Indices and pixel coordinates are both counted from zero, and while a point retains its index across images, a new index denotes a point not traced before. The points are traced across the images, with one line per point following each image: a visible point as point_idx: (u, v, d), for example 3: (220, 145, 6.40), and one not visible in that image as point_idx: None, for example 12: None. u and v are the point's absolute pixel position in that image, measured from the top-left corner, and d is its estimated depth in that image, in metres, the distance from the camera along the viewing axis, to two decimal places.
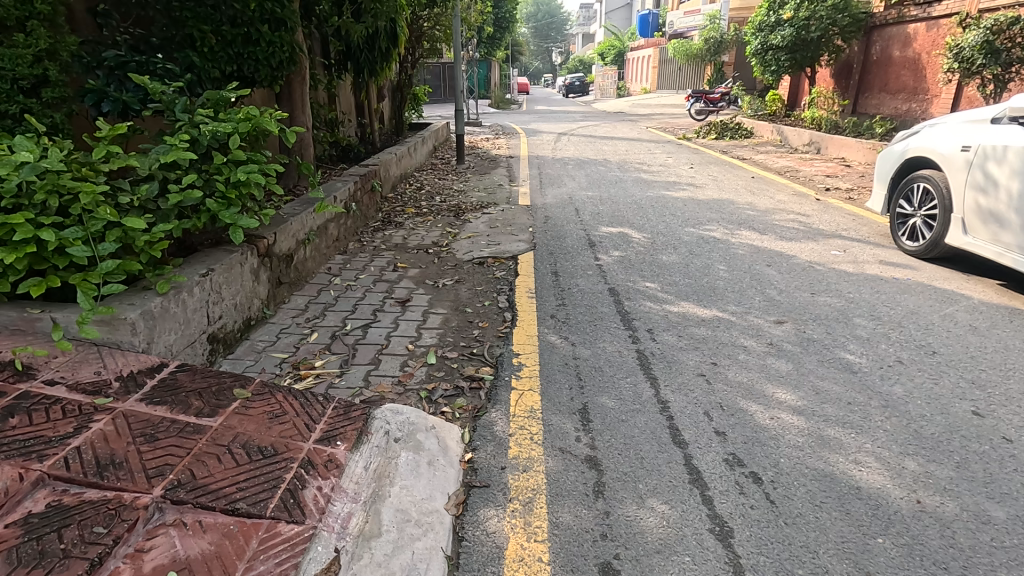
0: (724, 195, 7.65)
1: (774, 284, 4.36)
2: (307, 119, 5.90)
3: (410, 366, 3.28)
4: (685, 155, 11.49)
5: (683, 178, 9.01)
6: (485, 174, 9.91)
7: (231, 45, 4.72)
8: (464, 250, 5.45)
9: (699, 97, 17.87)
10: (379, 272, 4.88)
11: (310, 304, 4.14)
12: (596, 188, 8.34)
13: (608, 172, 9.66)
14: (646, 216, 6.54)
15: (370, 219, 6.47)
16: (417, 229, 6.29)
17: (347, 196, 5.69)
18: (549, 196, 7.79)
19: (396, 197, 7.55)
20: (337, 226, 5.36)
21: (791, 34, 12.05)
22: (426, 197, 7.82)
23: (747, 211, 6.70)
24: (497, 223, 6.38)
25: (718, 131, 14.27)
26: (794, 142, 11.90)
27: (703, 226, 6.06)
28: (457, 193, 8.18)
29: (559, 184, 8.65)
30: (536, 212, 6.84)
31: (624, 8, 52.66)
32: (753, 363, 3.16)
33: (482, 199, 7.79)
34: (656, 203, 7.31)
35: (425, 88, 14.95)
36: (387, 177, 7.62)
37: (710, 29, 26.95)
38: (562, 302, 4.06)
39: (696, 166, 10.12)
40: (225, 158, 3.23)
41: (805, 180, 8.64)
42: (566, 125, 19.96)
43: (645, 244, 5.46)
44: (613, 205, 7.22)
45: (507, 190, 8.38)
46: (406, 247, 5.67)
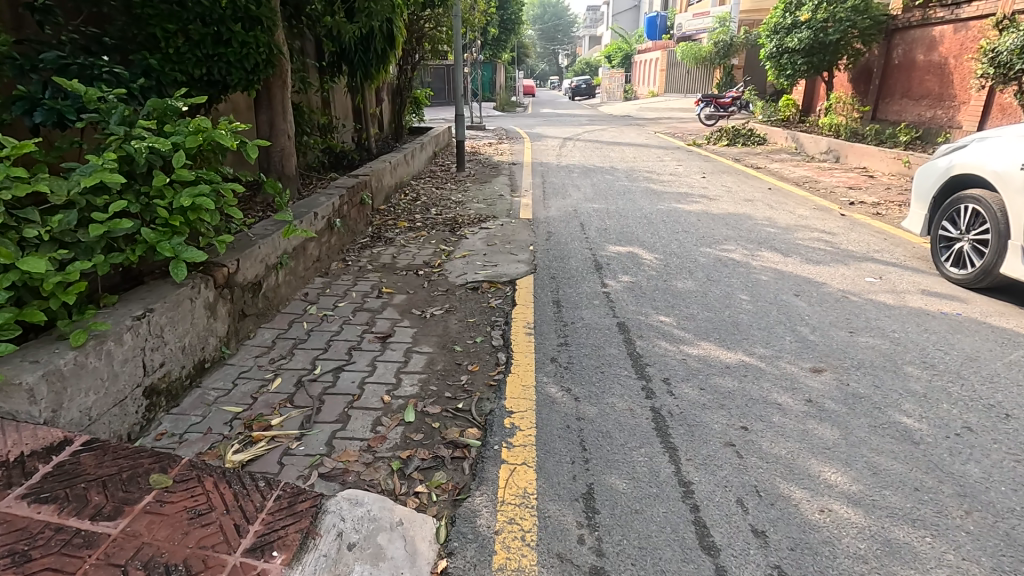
0: (740, 209, 7.13)
1: (805, 318, 3.84)
2: (289, 127, 5.41)
3: (383, 426, 2.78)
4: (696, 163, 10.97)
5: (695, 189, 8.50)
6: (487, 182, 9.42)
7: (200, 45, 4.27)
8: (457, 273, 4.95)
9: (709, 101, 17.35)
10: (361, 298, 4.39)
11: (278, 339, 3.65)
12: (603, 199, 7.83)
13: (616, 182, 9.16)
14: (657, 233, 6.03)
15: (358, 234, 5.99)
16: (408, 246, 5.81)
17: (331, 212, 5.21)
18: (553, 209, 7.29)
19: (389, 209, 7.06)
20: (318, 246, 4.88)
21: (808, 36, 11.52)
22: (421, 208, 7.34)
23: (766, 228, 6.18)
24: (495, 240, 5.89)
25: (729, 137, 13.74)
26: (811, 149, 11.36)
27: (720, 246, 5.56)
28: (455, 205, 7.69)
29: (564, 195, 8.15)
30: (538, 227, 6.35)
31: (632, 10, 52.14)
32: (791, 427, 2.64)
33: (480, 211, 7.29)
34: (667, 217, 6.81)
35: (426, 91, 14.49)
36: (380, 187, 7.14)
37: (720, 32, 26.36)
38: (564, 341, 3.56)
39: (708, 176, 9.60)
40: (168, 178, 2.75)
41: (826, 192, 8.10)
42: (571, 129, 19.47)
43: (657, 266, 4.96)
44: (621, 220, 6.72)
45: (508, 201, 7.89)
46: (394, 267, 5.18)
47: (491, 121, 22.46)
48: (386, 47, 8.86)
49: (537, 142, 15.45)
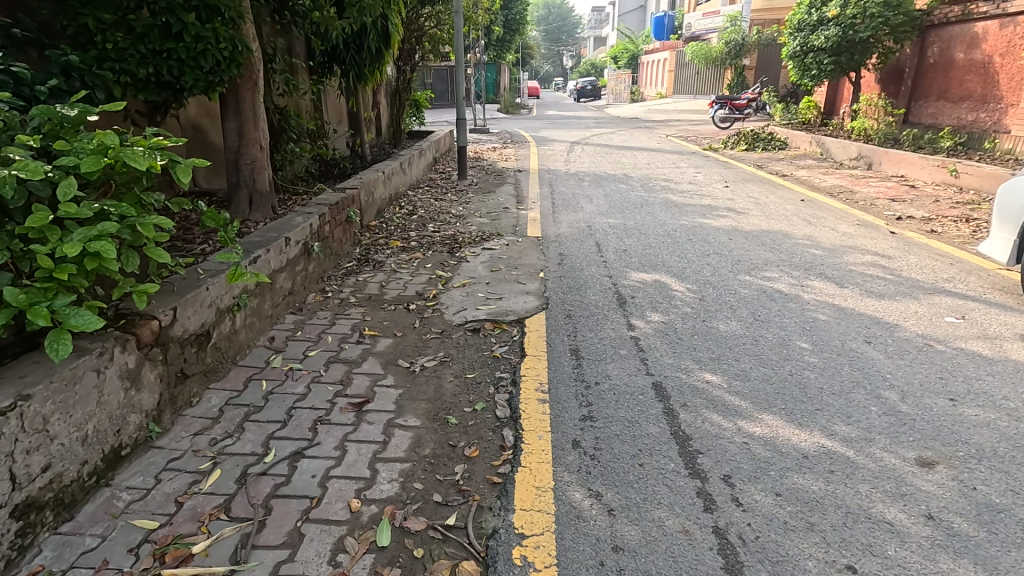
0: (774, 225, 6.36)
1: (888, 377, 3.08)
2: (262, 136, 4.66)
3: (346, 554, 2.03)
4: (716, 170, 10.21)
5: (719, 200, 7.74)
6: (491, 192, 8.67)
7: (146, 38, 3.60)
8: (455, 308, 4.20)
9: (723, 103, 16.57)
10: (338, 344, 3.63)
11: (227, 407, 2.91)
12: (618, 213, 7.07)
13: (631, 192, 8.41)
14: (685, 255, 5.28)
15: (343, 257, 5.25)
16: (400, 272, 5.05)
17: (308, 235, 4.48)
18: (563, 226, 6.53)
19: (380, 225, 6.32)
20: (290, 276, 4.14)
21: (836, 34, 10.74)
22: (416, 224, 6.58)
23: (810, 250, 5.41)
24: (499, 264, 5.13)
25: (748, 142, 12.97)
26: (839, 155, 10.59)
27: (761, 272, 4.80)
28: (455, 219, 6.93)
29: (575, 208, 7.39)
30: (547, 248, 5.59)
31: (637, 11, 51.43)
32: (919, 571, 1.87)
33: (483, 226, 6.54)
34: (694, 234, 6.05)
35: (427, 93, 13.79)
36: (371, 201, 6.40)
37: (732, 32, 25.59)
38: (588, 413, 2.80)
39: (732, 185, 8.84)
40: (52, 216, 2.03)
41: (866, 205, 7.32)
42: (578, 132, 18.74)
43: (691, 301, 4.18)
44: (642, 238, 5.97)
45: (514, 215, 7.13)
46: (382, 300, 4.44)
47: (495, 125, 21.76)
48: (383, 46, 8.25)
49: (544, 146, 14.73)
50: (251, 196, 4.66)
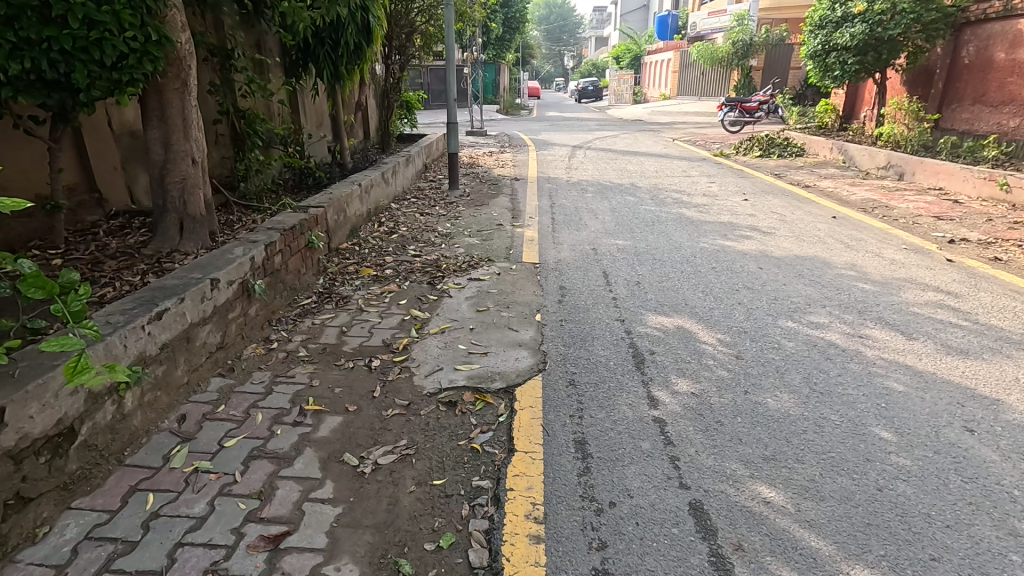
0: (808, 250, 5.50)
1: (1016, 495, 2.22)
2: (194, 147, 3.81)
3: None
4: (731, 180, 9.37)
5: (739, 217, 6.87)
6: (484, 205, 7.79)
7: (16, 21, 2.67)
8: (428, 369, 3.32)
9: (733, 106, 15.69)
10: (268, 427, 2.77)
11: (85, 543, 2.05)
12: (628, 232, 6.20)
13: (640, 206, 7.55)
14: (710, 291, 4.41)
15: (301, 290, 4.40)
16: (367, 311, 4.19)
17: (249, 271, 3.62)
18: (565, 248, 5.67)
19: (352, 248, 5.46)
20: (219, 328, 3.27)
21: (861, 32, 9.86)
22: (395, 245, 5.72)
23: (858, 284, 4.55)
24: (489, 302, 4.26)
25: (763, 147, 12.13)
26: (864, 164, 9.72)
27: (806, 316, 3.95)
28: (441, 238, 6.05)
29: (577, 226, 6.52)
30: (546, 280, 4.71)
31: (640, 10, 50.57)
32: None
33: (472, 249, 5.67)
34: (717, 262, 5.17)
35: (420, 94, 12.97)
36: (342, 219, 5.55)
37: (739, 31, 24.67)
38: (601, 566, 1.94)
39: (751, 197, 7.99)
40: None
41: (908, 223, 6.46)
42: (580, 135, 17.87)
43: (726, 362, 3.31)
44: (656, 264, 5.12)
45: (508, 234, 6.26)
46: (339, 354, 3.56)
47: (494, 126, 20.89)
48: (363, 43, 7.46)
49: (544, 151, 13.89)
50: (182, 220, 3.81)
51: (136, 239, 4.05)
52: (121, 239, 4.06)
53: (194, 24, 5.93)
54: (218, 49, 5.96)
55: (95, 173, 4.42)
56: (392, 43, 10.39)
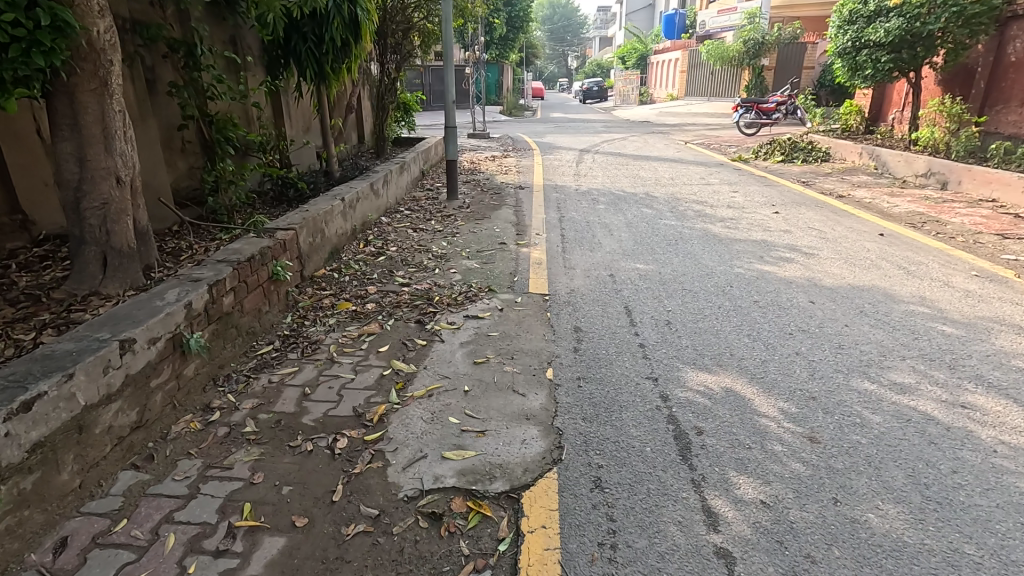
0: (862, 278, 4.70)
1: None
2: (120, 163, 3.04)
3: None
4: (754, 188, 8.59)
5: (774, 234, 6.07)
6: (484, 218, 7.02)
7: None
8: (407, 457, 2.55)
9: (749, 107, 14.90)
10: (179, 560, 1.99)
11: None
12: (649, 254, 5.41)
13: (659, 221, 6.76)
14: (758, 337, 3.62)
15: (260, 334, 3.63)
16: (340, 363, 3.42)
17: (183, 321, 2.85)
18: (577, 274, 4.88)
19: (329, 275, 4.70)
20: (133, 405, 2.50)
21: (898, 26, 8.93)
22: (381, 270, 4.95)
23: (936, 325, 3.77)
24: (488, 351, 3.50)
25: (785, 152, 11.34)
26: (900, 171, 8.93)
27: (884, 373, 3.16)
28: (434, 261, 5.28)
29: (591, 245, 5.73)
30: (557, 318, 3.93)
31: (646, 9, 49.72)
32: None
33: (470, 275, 4.90)
34: (759, 293, 4.38)
35: (418, 95, 12.22)
36: (319, 241, 4.79)
37: (750, 30, 23.80)
38: None
39: (781, 209, 7.21)
40: None
41: (968, 242, 5.66)
42: (587, 138, 17.05)
43: (799, 449, 2.52)
44: (686, 296, 4.34)
45: (512, 256, 5.47)
46: (296, 428, 2.79)
47: (496, 128, 20.11)
48: (350, 39, 6.72)
49: (549, 154, 13.13)
50: (105, 254, 3.04)
51: (54, 275, 3.29)
52: (35, 276, 3.29)
53: (153, 15, 5.17)
54: (180, 44, 5.20)
55: (18, 192, 3.64)
56: (386, 40, 9.62)
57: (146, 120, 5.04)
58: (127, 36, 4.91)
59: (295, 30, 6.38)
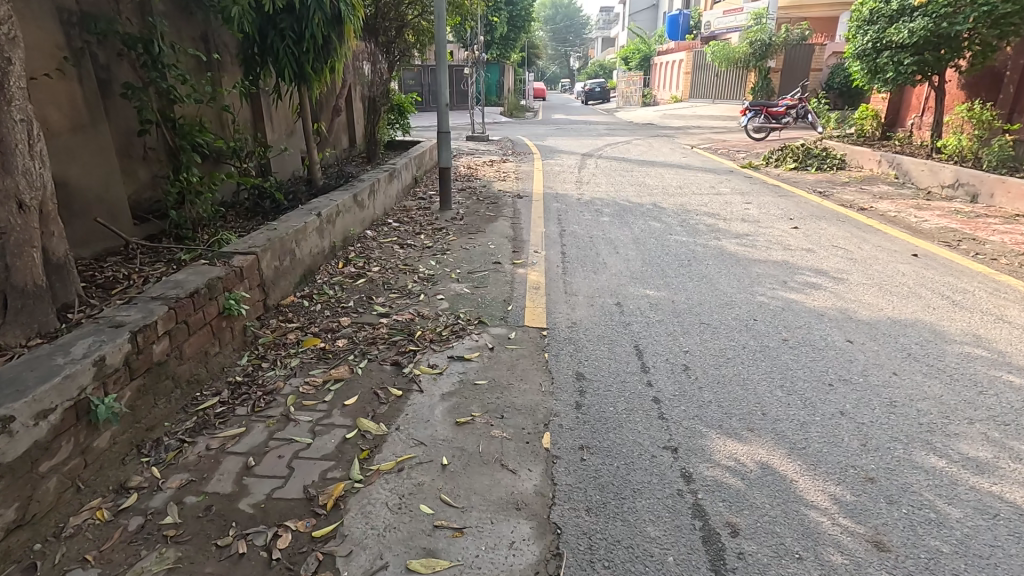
0: (903, 310, 4.15)
1: None
2: (22, 184, 2.51)
3: None
4: (769, 199, 8.05)
5: (796, 253, 5.52)
6: (478, 231, 6.47)
7: None
8: (362, 567, 2.00)
9: (759, 110, 14.36)
10: None
11: None
12: (660, 277, 4.86)
13: (669, 236, 6.22)
14: (793, 389, 3.07)
15: (207, 381, 3.09)
16: (297, 422, 2.86)
17: (92, 382, 2.29)
18: (579, 302, 4.33)
19: (298, 302, 4.15)
20: (10, 499, 1.96)
21: (923, 27, 8.34)
22: (358, 296, 4.40)
23: (1003, 374, 3.20)
24: (474, 407, 2.94)
25: (798, 158, 10.79)
26: (924, 181, 8.39)
27: (954, 443, 2.60)
28: (419, 284, 4.72)
29: (595, 266, 5.19)
30: (556, 362, 3.38)
31: (650, 9, 49.14)
32: None
33: (459, 303, 4.34)
34: (787, 329, 3.83)
35: (414, 97, 11.67)
36: (289, 263, 4.25)
37: (757, 30, 23.18)
38: None
39: (801, 224, 6.66)
40: None
41: (1014, 265, 5.10)
42: (590, 141, 16.59)
43: (864, 562, 1.96)
44: (705, 333, 3.80)
45: (506, 278, 4.92)
46: (230, 518, 2.24)
47: (496, 130, 19.58)
48: (332, 37, 6.17)
49: (550, 159, 12.58)
50: (5, 294, 2.44)
51: None
52: None
53: (106, 8, 4.63)
54: (137, 38, 4.64)
55: None
56: (377, 38, 9.07)
57: (97, 125, 4.49)
58: (74, 31, 4.36)
59: (271, 26, 5.81)
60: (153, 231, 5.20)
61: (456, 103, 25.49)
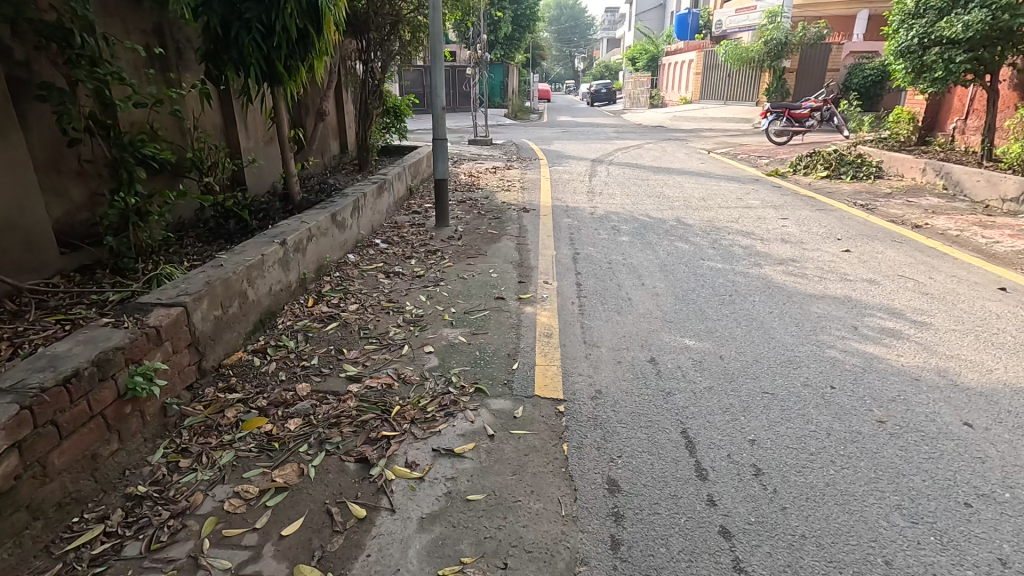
0: (1019, 372, 3.25)
1: None
2: None
3: None
4: (807, 214, 7.16)
5: (857, 286, 4.63)
6: (478, 255, 5.58)
7: None
8: None
9: (780, 113, 13.45)
10: None
11: None
12: (700, 320, 3.97)
13: (701, 262, 5.33)
14: (919, 515, 2.18)
15: (92, 498, 2.21)
16: (208, 572, 1.98)
17: None
18: (603, 358, 3.44)
19: (248, 361, 3.27)
20: None
21: (980, 20, 7.40)
22: (326, 348, 3.52)
23: None
24: (466, 547, 2.06)
25: (829, 165, 9.89)
26: (980, 193, 7.48)
27: None
28: (404, 330, 3.84)
29: (618, 304, 4.29)
30: (580, 461, 2.49)
31: (657, 9, 48.23)
32: None
33: (451, 359, 3.45)
34: (879, 402, 2.93)
35: (412, 98, 10.81)
36: (238, 309, 3.37)
37: (772, 28, 22.20)
38: None
39: (851, 246, 5.76)
40: None
41: None
42: (600, 145, 15.72)
43: None
44: (771, 407, 2.91)
45: (512, 321, 4.04)
46: None
47: (500, 133, 18.73)
48: (308, 29, 5.28)
49: (559, 165, 11.71)
50: None
51: None
52: None
53: None
54: (54, 27, 3.71)
55: None
56: (369, 34, 8.21)
57: (6, 135, 3.62)
58: None
59: (235, 15, 4.91)
60: (89, 260, 4.34)
61: (459, 104, 24.68)
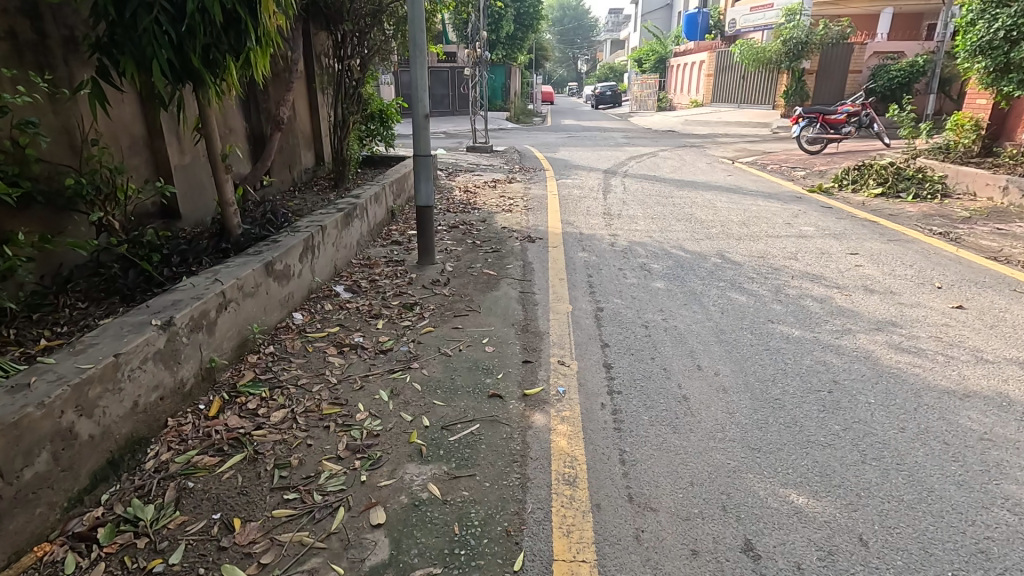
0: None
1: None
2: None
3: None
4: (878, 247, 5.79)
5: (1008, 375, 3.24)
6: (469, 313, 4.19)
7: None
8: None
9: (813, 119, 12.08)
10: None
11: None
12: (801, 450, 2.59)
13: (771, 326, 3.94)
14: None
15: None
16: None
17: None
18: (667, 546, 2.06)
19: (54, 564, 1.89)
20: None
21: None
22: (206, 520, 2.13)
23: None
24: None
25: (883, 180, 8.52)
26: None
27: None
28: (345, 470, 2.46)
29: (671, 412, 2.90)
30: None
31: (664, 10, 46.93)
32: None
33: (413, 544, 2.06)
34: None
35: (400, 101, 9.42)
36: (51, 464, 2.00)
37: (791, 27, 20.77)
38: None
39: (960, 297, 4.38)
40: None
41: None
42: (611, 153, 14.35)
43: None
44: None
45: (515, 445, 2.65)
46: None
47: (501, 138, 17.36)
48: (239, 12, 3.86)
49: (568, 178, 10.36)
50: None
51: None
52: None
53: None
54: None
55: None
56: (343, 25, 6.87)
57: None
58: None
59: None
60: None
61: (458, 107, 23.39)
